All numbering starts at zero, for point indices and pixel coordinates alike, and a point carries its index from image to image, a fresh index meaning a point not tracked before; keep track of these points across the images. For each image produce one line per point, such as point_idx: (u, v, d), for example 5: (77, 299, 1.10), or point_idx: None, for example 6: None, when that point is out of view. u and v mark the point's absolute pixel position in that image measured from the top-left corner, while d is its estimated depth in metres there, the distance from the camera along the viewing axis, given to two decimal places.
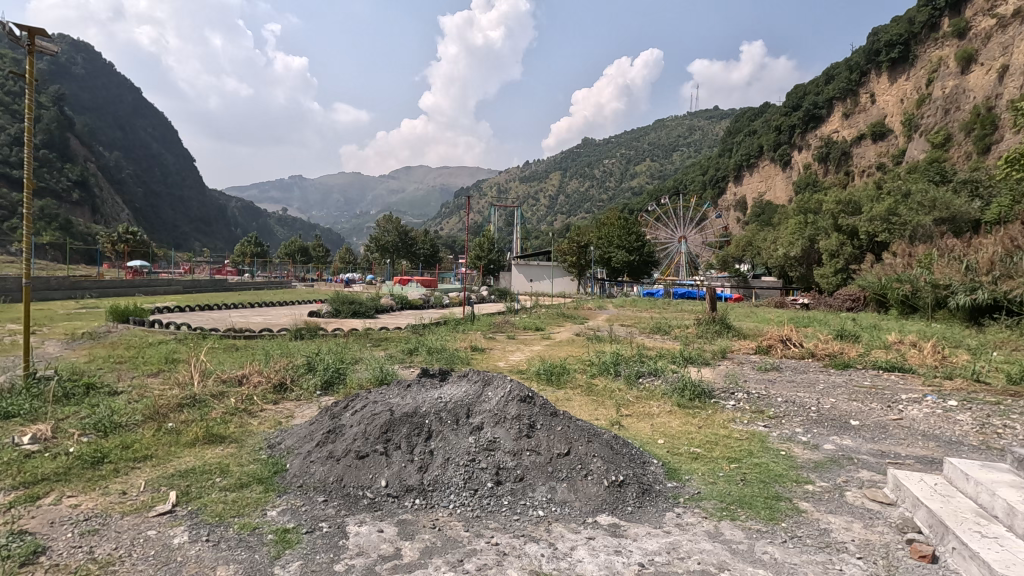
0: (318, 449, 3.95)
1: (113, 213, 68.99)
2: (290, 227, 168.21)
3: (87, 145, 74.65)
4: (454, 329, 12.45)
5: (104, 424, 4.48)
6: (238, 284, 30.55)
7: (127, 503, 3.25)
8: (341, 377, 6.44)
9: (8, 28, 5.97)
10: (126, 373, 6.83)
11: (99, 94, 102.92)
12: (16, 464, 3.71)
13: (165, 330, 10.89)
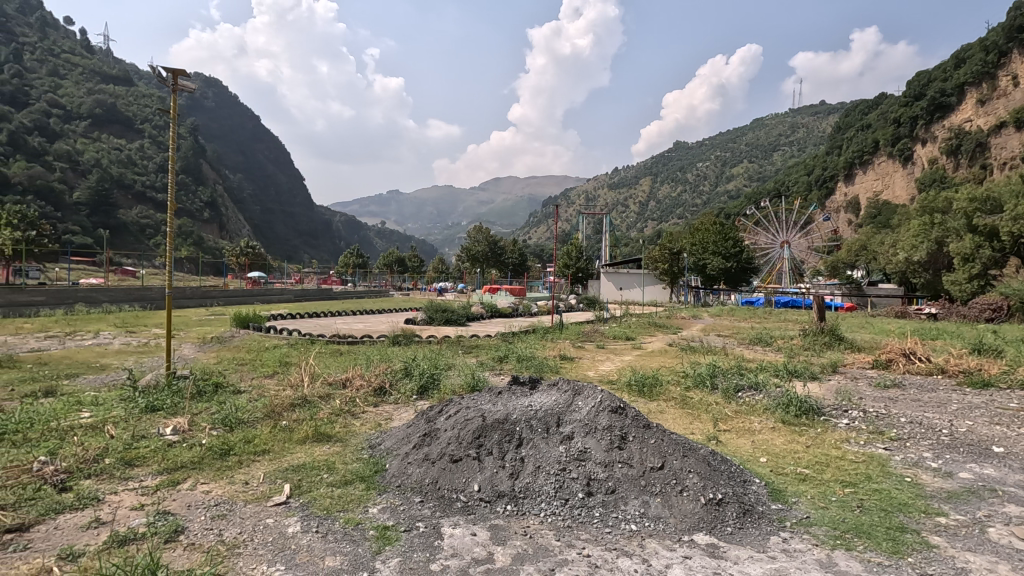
0: (414, 452, 4.13)
1: (237, 229, 76.79)
2: (388, 239, 177.86)
3: (216, 169, 83.79)
4: (543, 337, 12.53)
5: (230, 420, 4.97)
6: (342, 293, 32.85)
7: (249, 492, 3.58)
8: (435, 383, 6.69)
9: (157, 71, 6.86)
10: (247, 374, 7.57)
11: (226, 123, 115.35)
12: (161, 451, 4.23)
13: (279, 336, 11.93)
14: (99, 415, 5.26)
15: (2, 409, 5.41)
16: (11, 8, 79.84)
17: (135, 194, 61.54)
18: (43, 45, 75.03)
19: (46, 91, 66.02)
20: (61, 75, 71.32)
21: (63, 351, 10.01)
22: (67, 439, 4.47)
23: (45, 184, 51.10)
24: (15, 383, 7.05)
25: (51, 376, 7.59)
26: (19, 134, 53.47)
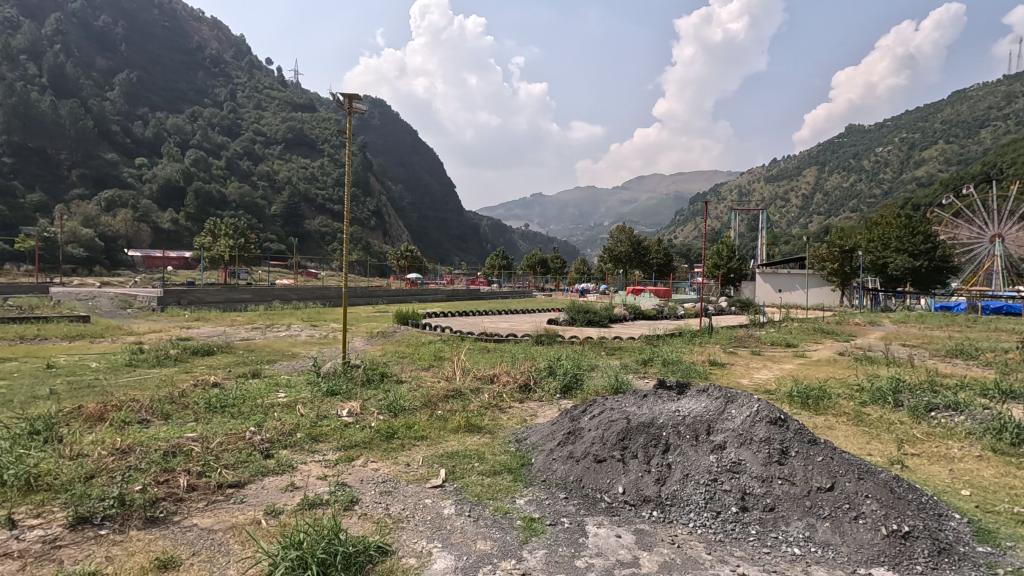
0: (559, 448, 4.21)
1: (397, 235, 84.54)
2: (532, 241, 182.67)
3: (381, 181, 93.13)
4: (690, 341, 11.93)
5: (394, 407, 5.51)
6: (489, 293, 34.45)
7: (410, 474, 3.94)
8: (579, 383, 6.75)
9: (337, 97, 7.86)
10: (408, 366, 8.34)
11: (389, 139, 127.75)
12: (339, 430, 4.85)
13: (434, 332, 12.91)
14: (293, 395, 6.18)
15: (224, 386, 6.63)
16: (229, 56, 96.96)
17: (318, 206, 70.83)
18: (251, 84, 89.80)
19: (253, 123, 79.18)
20: (263, 107, 84.64)
21: (265, 340, 11.92)
22: (269, 414, 5.31)
23: (251, 200, 61.18)
24: (231, 366, 8.56)
25: (257, 361, 9.09)
26: (233, 159, 66.81)
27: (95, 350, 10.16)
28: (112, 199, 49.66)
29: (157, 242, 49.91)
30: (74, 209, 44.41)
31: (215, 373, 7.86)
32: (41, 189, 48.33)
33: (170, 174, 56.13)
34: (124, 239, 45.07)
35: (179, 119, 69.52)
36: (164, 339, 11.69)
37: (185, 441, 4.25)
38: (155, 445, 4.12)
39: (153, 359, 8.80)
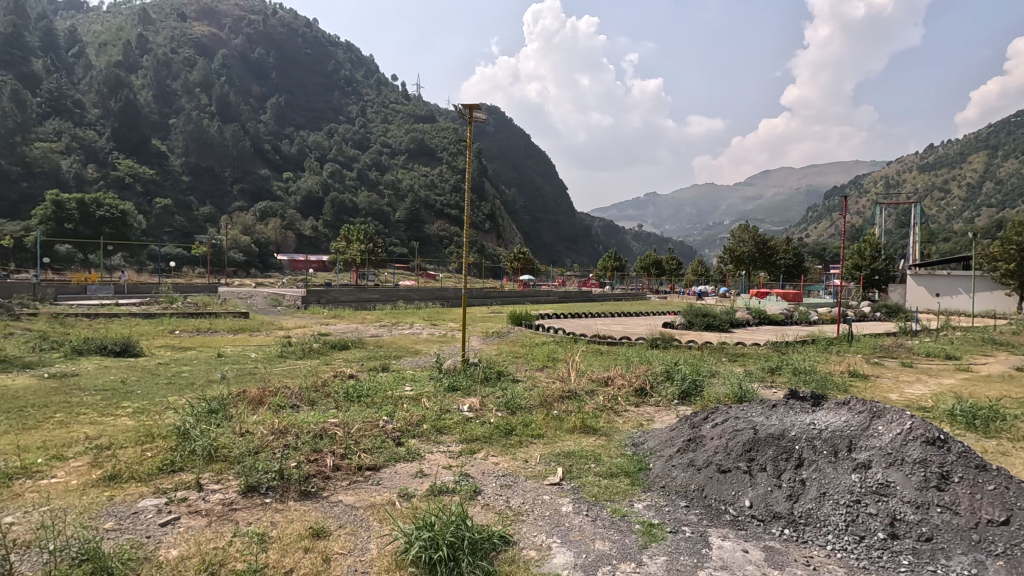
0: (679, 455, 4.09)
1: (511, 237, 86.46)
2: (646, 242, 177.24)
3: (495, 186, 95.87)
4: (825, 350, 10.87)
5: (512, 405, 5.69)
6: (601, 295, 34.04)
7: (530, 469, 4.07)
8: (699, 390, 6.47)
9: (459, 108, 8.31)
10: (523, 365, 8.56)
11: (503, 144, 131.16)
12: (461, 424, 5.11)
13: (547, 333, 13.04)
14: (418, 389, 6.64)
15: (360, 378, 7.29)
16: (360, 76, 105.68)
17: (437, 211, 74.58)
18: (379, 100, 96.95)
19: (380, 136, 85.57)
20: (389, 120, 90.99)
21: (392, 337, 12.84)
22: (398, 405, 5.74)
23: (379, 208, 66.14)
24: (363, 360, 9.38)
25: (385, 356, 9.86)
26: (363, 170, 72.74)
27: (254, 342, 11.67)
28: (265, 210, 56.48)
29: (300, 248, 55.78)
30: (235, 220, 51.12)
31: (351, 366, 8.67)
32: (210, 202, 56.26)
33: (310, 186, 62.55)
34: (274, 245, 51.06)
35: (319, 136, 77.11)
36: (308, 334, 13.10)
37: (330, 425, 4.73)
38: (304, 428, 4.63)
39: (300, 351, 9.92)
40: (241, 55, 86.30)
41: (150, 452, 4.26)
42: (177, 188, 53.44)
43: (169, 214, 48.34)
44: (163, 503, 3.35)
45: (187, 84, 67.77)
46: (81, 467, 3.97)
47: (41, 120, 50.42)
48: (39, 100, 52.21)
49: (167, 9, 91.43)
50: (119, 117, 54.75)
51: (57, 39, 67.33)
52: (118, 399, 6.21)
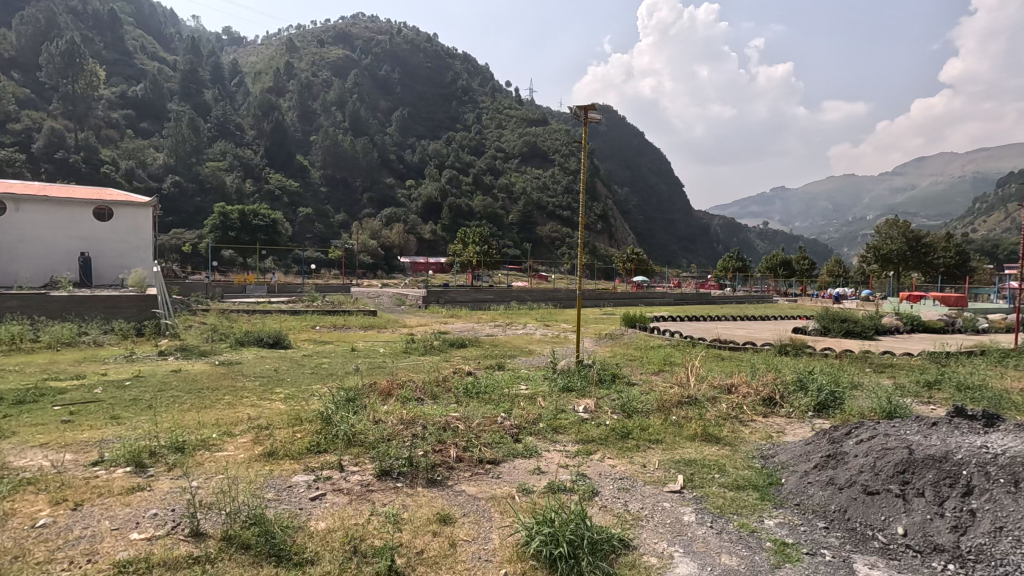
0: (816, 472, 3.77)
1: (623, 238, 84.80)
2: (772, 241, 164.38)
3: (608, 186, 94.44)
4: (998, 363, 9.34)
5: (628, 408, 5.59)
6: (721, 297, 32.17)
7: (648, 475, 3.97)
8: (838, 402, 5.89)
9: (574, 110, 8.31)
10: (638, 369, 8.36)
11: (616, 143, 128.78)
12: (577, 425, 5.12)
13: (663, 336, 12.62)
14: (533, 388, 6.76)
15: (478, 375, 7.58)
16: (476, 84, 109.70)
17: (549, 213, 75.13)
18: (494, 106, 99.77)
19: (495, 141, 88.16)
20: (503, 125, 93.37)
21: (507, 337, 13.19)
22: (515, 403, 5.90)
23: (493, 211, 68.20)
24: (480, 358, 9.73)
25: (500, 354, 10.17)
26: (478, 175, 75.40)
27: (382, 338, 12.62)
28: (391, 216, 60.77)
29: (421, 250, 59.24)
30: (364, 225, 55.54)
31: (469, 363, 9.05)
32: (344, 210, 61.69)
33: (430, 192, 66.16)
34: (398, 249, 54.72)
35: (438, 144, 81.29)
36: (429, 332, 13.88)
37: (452, 419, 4.98)
38: (430, 420, 4.92)
39: (422, 348, 10.54)
40: (371, 73, 93.52)
41: (300, 433, 4.78)
42: (316, 198, 59.24)
43: (310, 222, 53.81)
44: (312, 480, 3.77)
45: (325, 104, 74.90)
46: (246, 443, 4.59)
47: (211, 143, 58.57)
48: (209, 126, 60.70)
49: (309, 38, 101.77)
50: (270, 137, 61.93)
51: (224, 72, 77.78)
52: (272, 385, 7.05)
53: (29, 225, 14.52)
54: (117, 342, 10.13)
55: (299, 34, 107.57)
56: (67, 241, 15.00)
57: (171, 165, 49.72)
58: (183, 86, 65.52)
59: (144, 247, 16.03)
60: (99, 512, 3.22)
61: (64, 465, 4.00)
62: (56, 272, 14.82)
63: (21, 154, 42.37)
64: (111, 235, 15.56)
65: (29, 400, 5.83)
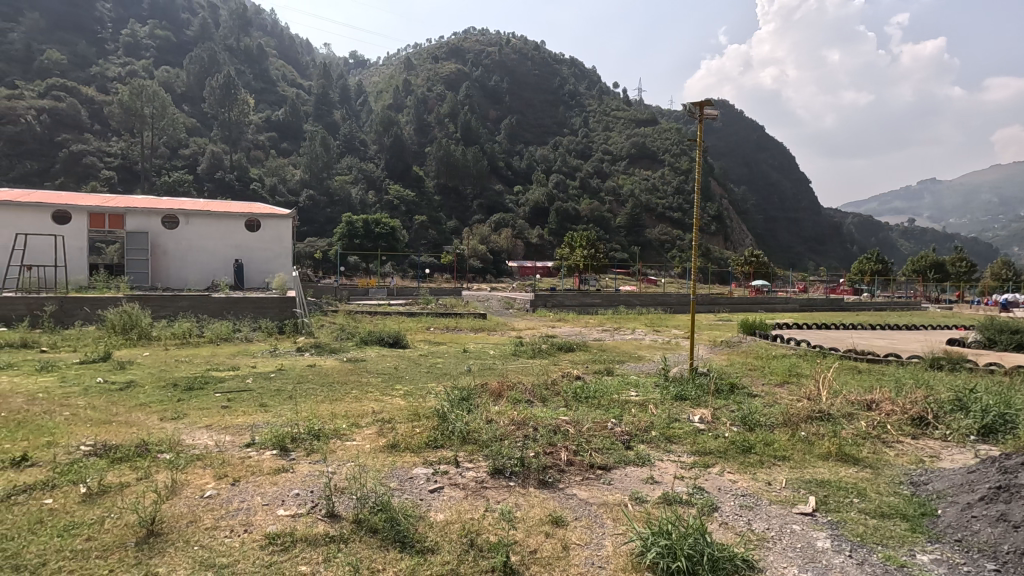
0: (980, 506, 3.28)
1: (740, 239, 79.76)
2: (919, 240, 145.39)
3: (723, 185, 89.32)
4: None
5: (749, 420, 5.25)
6: (856, 303, 29.06)
7: (774, 494, 3.70)
8: (1009, 427, 5.07)
9: (689, 107, 7.99)
10: (758, 379, 7.81)
11: (733, 140, 121.50)
12: (693, 435, 4.89)
13: (787, 345, 11.66)
14: (644, 394, 6.58)
15: (587, 379, 7.52)
16: (583, 88, 109.29)
17: (658, 214, 72.70)
18: (601, 108, 98.77)
19: (602, 144, 87.16)
20: (611, 127, 91.95)
21: (615, 342, 12.98)
22: (626, 409, 5.78)
23: (600, 214, 67.42)
24: (588, 362, 9.67)
25: (609, 359, 10.04)
26: (585, 179, 74.97)
27: (491, 341, 12.97)
28: (499, 221, 62.44)
29: (528, 255, 60.11)
30: (474, 231, 57.51)
31: (577, 367, 9.05)
32: (455, 217, 64.35)
33: (537, 197, 66.93)
34: (506, 253, 55.97)
35: (545, 149, 82.16)
36: (536, 335, 14.05)
37: (561, 422, 5.00)
38: (540, 422, 4.97)
39: (531, 351, 10.68)
40: (481, 84, 96.82)
41: (418, 428, 5.05)
42: (431, 206, 62.45)
43: (424, 229, 56.81)
44: (431, 473, 3.97)
45: (439, 117, 78.86)
46: (371, 435, 4.96)
47: (340, 158, 64.05)
48: (338, 143, 66.39)
49: (424, 55, 107.80)
50: (390, 150, 66.32)
51: (350, 93, 84.70)
52: (392, 381, 7.54)
53: (195, 236, 16.81)
54: (263, 339, 11.43)
55: (415, 53, 114.37)
56: (224, 249, 17.14)
57: (306, 180, 55.03)
58: (316, 108, 72.42)
59: (285, 254, 17.88)
60: (253, 488, 3.66)
61: (226, 444, 4.61)
62: (216, 277, 17.05)
63: (190, 175, 49.23)
64: (259, 243, 17.55)
65: (197, 386, 6.78)
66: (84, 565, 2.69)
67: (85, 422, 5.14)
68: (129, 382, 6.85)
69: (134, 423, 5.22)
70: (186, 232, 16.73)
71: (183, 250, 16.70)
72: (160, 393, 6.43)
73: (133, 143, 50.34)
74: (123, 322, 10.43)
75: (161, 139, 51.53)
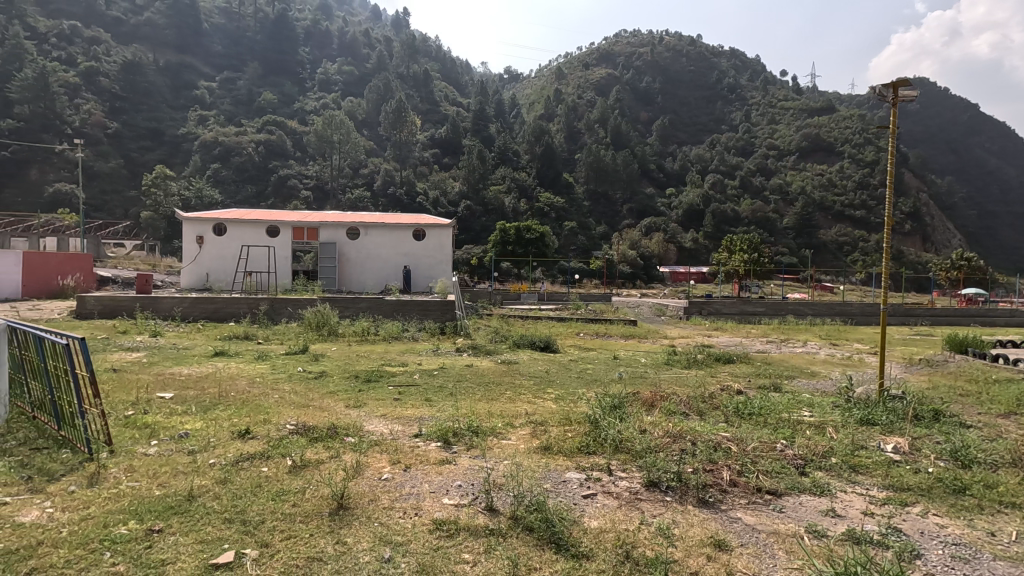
0: None
1: (944, 240, 67.50)
2: None
3: (922, 176, 76.31)
4: None
5: (962, 455, 4.40)
6: None
7: (999, 548, 3.05)
8: None
9: (877, 90, 6.98)
10: (971, 408, 6.50)
11: (934, 123, 103.45)
12: (885, 467, 4.24)
13: (1013, 368, 9.55)
14: (820, 416, 5.86)
15: (749, 395, 6.93)
16: (744, 79, 101.52)
17: (835, 213, 64.61)
18: (766, 99, 90.73)
19: (767, 138, 79.92)
20: (778, 119, 83.97)
21: (782, 355, 11.76)
22: (798, 431, 5.19)
23: (763, 216, 61.94)
24: (751, 376, 8.88)
25: (775, 374, 9.12)
26: (746, 178, 69.44)
27: (643, 348, 12.62)
28: (650, 226, 60.59)
29: (681, 259, 57.41)
30: (624, 236, 56.47)
31: (738, 381, 8.36)
32: (605, 223, 63.90)
33: (692, 199, 63.64)
34: (657, 258, 54.03)
35: (701, 149, 77.94)
36: (691, 344, 13.32)
37: (722, 439, 4.67)
38: (698, 437, 4.69)
39: (686, 361, 10.14)
40: (632, 86, 95.10)
41: (571, 433, 5.09)
42: (580, 212, 62.76)
43: (574, 234, 57.17)
44: (583, 478, 3.97)
45: (589, 123, 79.19)
46: (525, 435, 5.12)
47: (494, 169, 67.32)
48: (493, 154, 69.99)
49: (575, 63, 108.96)
50: (541, 159, 68.02)
51: (505, 107, 88.78)
52: (544, 385, 7.69)
53: (372, 245, 18.91)
54: (427, 339, 12.46)
55: (567, 62, 116.21)
56: (395, 257, 19.03)
57: (464, 191, 58.75)
58: (474, 122, 77.06)
59: (446, 260, 19.30)
60: (421, 476, 3.99)
61: (398, 433, 5.10)
62: (387, 282, 19.00)
63: (367, 192, 55.56)
64: (424, 251, 19.19)
65: (374, 378, 7.66)
66: (293, 527, 3.17)
67: (290, 404, 6.07)
68: (322, 372, 7.98)
69: (325, 407, 6.02)
70: (366, 242, 18.90)
71: (362, 258, 18.90)
72: (346, 383, 7.36)
73: (324, 165, 58.28)
74: (316, 320, 12.11)
75: (345, 161, 58.94)
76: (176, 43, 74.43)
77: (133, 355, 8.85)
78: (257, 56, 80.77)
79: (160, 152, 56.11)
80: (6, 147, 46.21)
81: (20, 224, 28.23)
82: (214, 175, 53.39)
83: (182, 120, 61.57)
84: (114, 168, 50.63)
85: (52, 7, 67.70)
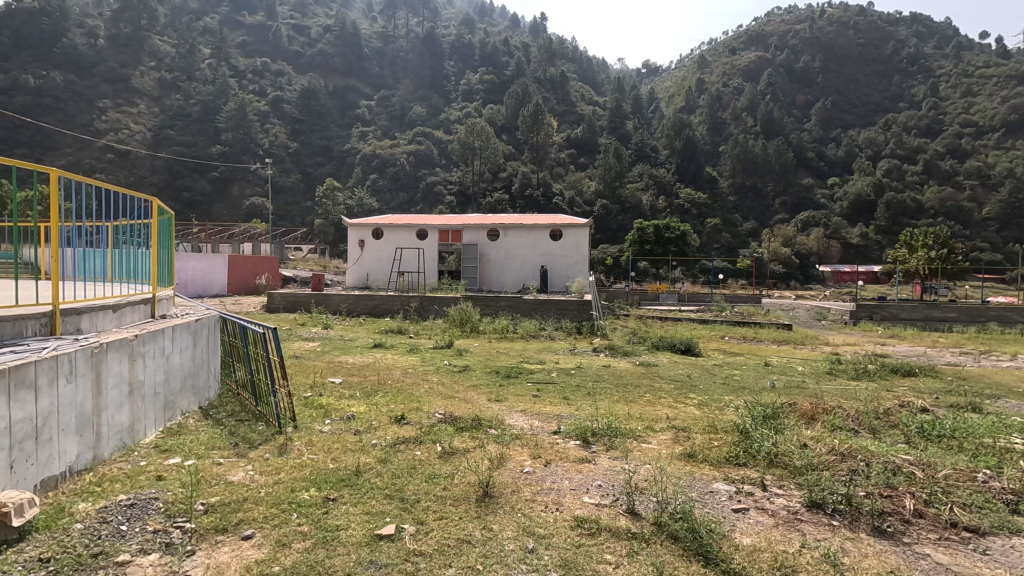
0: None
1: None
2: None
3: None
4: None
5: None
6: None
7: None
8: None
9: None
10: None
11: None
12: None
13: None
14: None
15: (936, 413, 5.96)
16: (930, 48, 87.14)
17: None
18: (960, 69, 77.03)
19: (961, 113, 67.70)
20: (976, 90, 70.84)
21: (981, 369, 9.90)
22: (1006, 460, 4.35)
23: (955, 205, 52.66)
24: (940, 393, 7.55)
25: (972, 392, 7.67)
26: (933, 161, 59.59)
27: (799, 356, 11.42)
28: (808, 220, 54.93)
29: (846, 257, 51.01)
30: (777, 232, 51.64)
31: (921, 397, 7.18)
32: (753, 218, 59.11)
33: (861, 188, 56.25)
34: (816, 256, 48.59)
35: (872, 132, 68.52)
36: (859, 353, 11.82)
37: (905, 462, 4.06)
38: (873, 458, 4.13)
39: (852, 371, 9.00)
40: (787, 68, 86.59)
41: (718, 442, 4.80)
42: (725, 208, 58.67)
43: (717, 231, 53.63)
44: (734, 491, 3.72)
45: (736, 112, 73.69)
46: (667, 440, 4.94)
47: (632, 166, 65.59)
48: (631, 151, 68.36)
49: (721, 50, 102.24)
50: (682, 153, 64.88)
51: (643, 102, 86.12)
52: (686, 389, 7.33)
53: (512, 245, 19.57)
54: (564, 338, 12.55)
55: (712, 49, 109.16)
56: (534, 257, 19.48)
57: (600, 190, 58.14)
58: (611, 120, 75.81)
59: (583, 260, 19.25)
60: (562, 472, 4.05)
61: (538, 429, 5.23)
62: (526, 280, 19.52)
63: (506, 194, 57.39)
64: (562, 250, 19.35)
65: (513, 374, 7.90)
66: (444, 509, 3.39)
67: (440, 394, 6.52)
68: (466, 366, 8.44)
69: (470, 400, 6.37)
70: (505, 242, 19.62)
71: (502, 257, 19.64)
72: (488, 377, 7.75)
73: (467, 171, 61.41)
74: (460, 317, 12.86)
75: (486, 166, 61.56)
76: (342, 68, 83.44)
77: (310, 345, 10.14)
78: (409, 74, 87.77)
79: (329, 166, 63.42)
80: (216, 168, 55.59)
81: (226, 233, 33.64)
82: (372, 185, 59.26)
83: (346, 137, 68.87)
84: (294, 183, 58.24)
85: (250, 48, 79.84)
